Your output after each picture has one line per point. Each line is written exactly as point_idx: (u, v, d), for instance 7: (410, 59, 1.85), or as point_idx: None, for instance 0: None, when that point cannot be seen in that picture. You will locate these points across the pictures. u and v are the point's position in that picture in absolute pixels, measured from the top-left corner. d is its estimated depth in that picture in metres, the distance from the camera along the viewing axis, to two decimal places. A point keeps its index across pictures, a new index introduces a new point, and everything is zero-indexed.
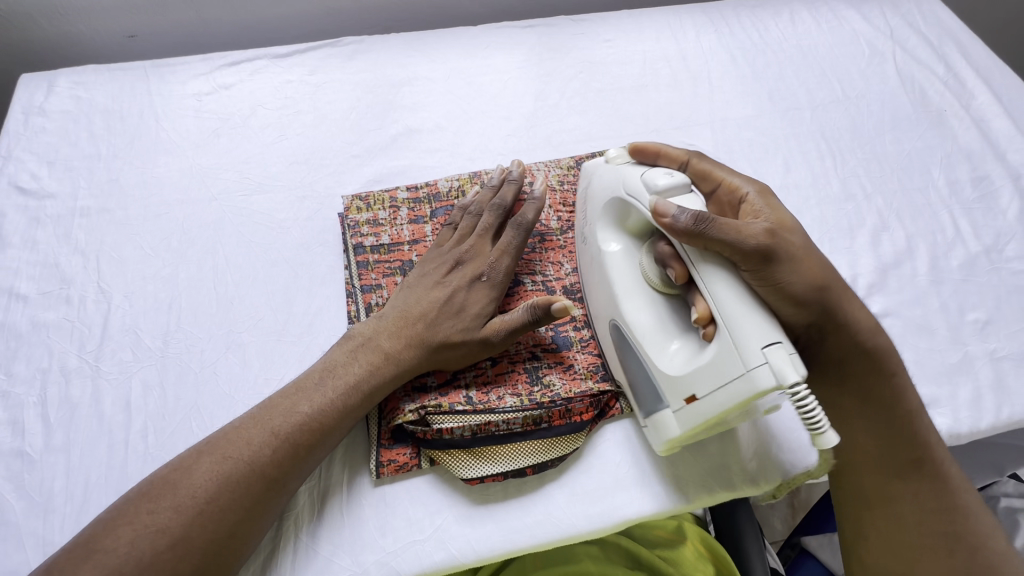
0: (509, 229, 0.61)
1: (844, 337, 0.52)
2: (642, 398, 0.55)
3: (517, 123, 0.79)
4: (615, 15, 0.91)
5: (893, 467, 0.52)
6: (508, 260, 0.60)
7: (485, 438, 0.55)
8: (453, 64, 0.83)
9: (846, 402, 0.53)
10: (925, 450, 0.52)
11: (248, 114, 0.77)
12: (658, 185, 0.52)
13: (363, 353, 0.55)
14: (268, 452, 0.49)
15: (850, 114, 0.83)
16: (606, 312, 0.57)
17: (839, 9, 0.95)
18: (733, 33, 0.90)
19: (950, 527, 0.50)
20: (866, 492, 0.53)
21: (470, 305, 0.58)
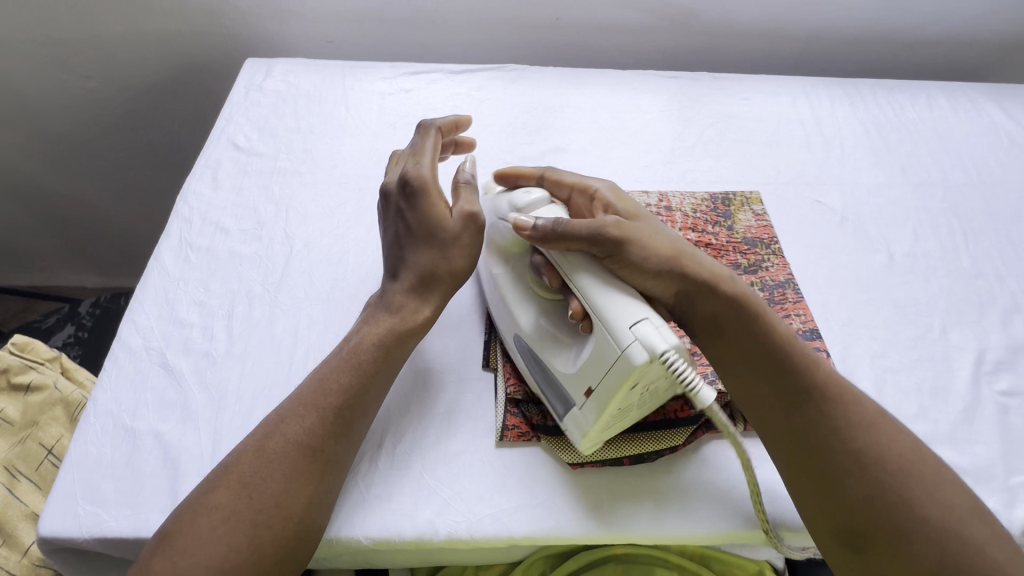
0: (416, 141, 0.66)
1: (709, 295, 0.54)
2: (556, 400, 0.56)
3: (654, 157, 0.85)
4: (754, 78, 0.98)
5: (792, 408, 0.51)
6: (425, 157, 0.64)
7: None
8: (602, 99, 0.92)
9: (732, 359, 0.54)
10: (812, 383, 0.51)
11: (421, 114, 0.89)
12: (520, 205, 0.58)
13: (375, 316, 0.59)
14: (299, 424, 0.51)
15: (986, 198, 0.84)
16: (509, 327, 0.61)
17: (978, 101, 0.97)
18: (867, 108, 0.95)
19: (862, 452, 0.47)
20: (795, 440, 0.50)
21: (422, 223, 0.60)
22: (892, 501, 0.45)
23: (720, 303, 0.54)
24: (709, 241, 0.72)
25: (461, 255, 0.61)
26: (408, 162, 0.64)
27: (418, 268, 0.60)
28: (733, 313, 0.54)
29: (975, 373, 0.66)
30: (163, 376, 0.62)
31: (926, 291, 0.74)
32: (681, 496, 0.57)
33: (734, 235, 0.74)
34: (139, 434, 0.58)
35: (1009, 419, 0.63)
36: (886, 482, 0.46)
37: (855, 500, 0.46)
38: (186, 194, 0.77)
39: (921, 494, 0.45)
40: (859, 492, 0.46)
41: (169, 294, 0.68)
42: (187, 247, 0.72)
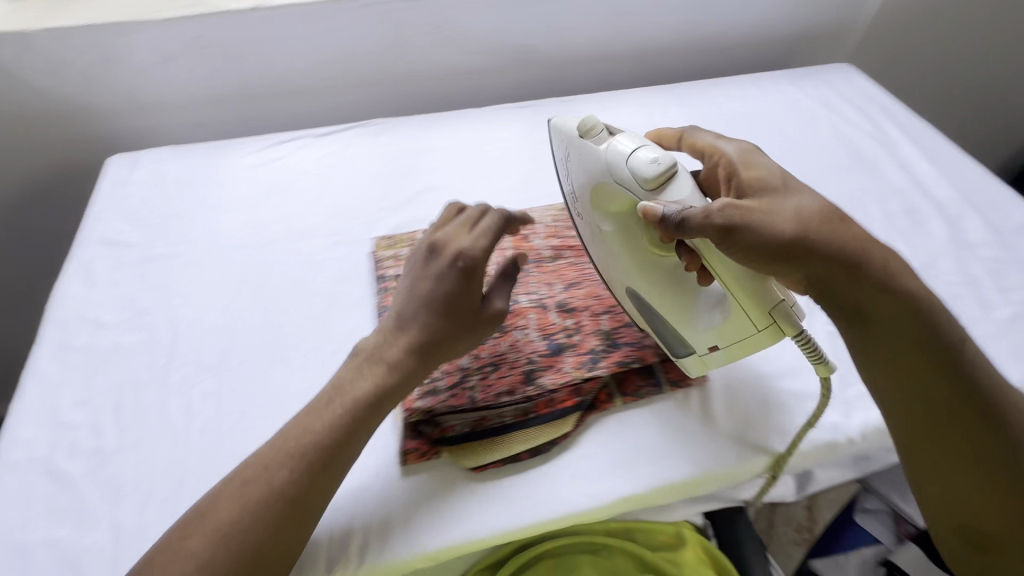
0: (489, 217, 0.67)
1: (855, 286, 0.56)
2: (666, 343, 0.65)
3: (516, 179, 0.94)
4: (594, 97, 1.11)
5: (952, 411, 0.53)
6: (481, 239, 0.65)
7: (483, 432, 0.63)
8: (462, 137, 1.01)
9: (891, 343, 0.55)
10: (975, 390, 0.53)
11: (293, 179, 0.93)
12: (649, 176, 0.55)
13: (368, 368, 0.61)
14: (286, 471, 0.54)
15: (796, 164, 0.99)
16: (620, 278, 0.66)
17: (779, 86, 1.15)
18: (692, 106, 1.09)
19: (1012, 461, 0.51)
20: (937, 434, 0.53)
21: (435, 299, 0.63)
22: None
23: (863, 282, 0.56)
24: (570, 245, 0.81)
25: (466, 339, 0.63)
26: (466, 233, 0.66)
27: (427, 342, 0.62)
28: (874, 283, 0.55)
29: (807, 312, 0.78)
30: (51, 484, 0.61)
31: None
32: (569, 478, 0.62)
33: None
34: (31, 547, 0.57)
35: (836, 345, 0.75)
36: None
37: (998, 510, 0.51)
38: (58, 297, 0.77)
39: None
40: (1010, 500, 0.50)
41: (49, 400, 0.67)
42: (66, 350, 0.72)
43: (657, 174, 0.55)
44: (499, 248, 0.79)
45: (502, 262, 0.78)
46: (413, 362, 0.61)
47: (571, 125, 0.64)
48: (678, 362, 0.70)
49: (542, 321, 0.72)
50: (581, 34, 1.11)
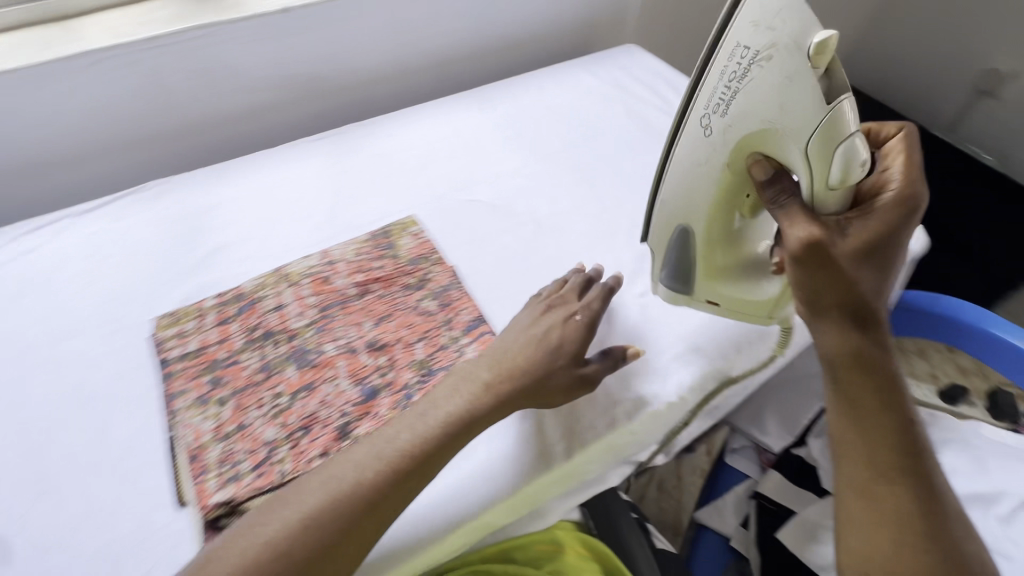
0: (593, 290, 0.73)
1: (847, 345, 0.60)
2: (664, 272, 0.76)
3: (319, 216, 0.89)
4: (397, 114, 1.08)
5: (880, 465, 0.59)
6: (596, 305, 0.72)
7: None
8: (256, 182, 0.94)
9: (863, 398, 0.61)
10: (909, 450, 0.59)
11: (52, 269, 0.81)
12: (838, 172, 0.57)
13: (465, 386, 0.62)
14: (367, 482, 0.55)
15: (597, 148, 1.02)
16: (676, 218, 0.72)
17: (574, 73, 1.19)
18: (495, 107, 1.10)
19: (927, 511, 0.57)
20: (868, 481, 0.59)
21: (574, 342, 0.67)
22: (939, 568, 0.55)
23: (846, 346, 0.61)
24: (377, 277, 0.77)
25: (562, 399, 0.65)
26: (581, 300, 0.72)
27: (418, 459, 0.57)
28: (851, 348, 0.60)
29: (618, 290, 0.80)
30: None
31: (570, 239, 0.87)
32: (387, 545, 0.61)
33: (399, 261, 0.79)
34: None
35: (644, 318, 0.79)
36: (938, 553, 0.56)
37: (918, 558, 0.56)
38: None
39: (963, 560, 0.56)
40: (924, 549, 0.56)
41: None
42: None
43: (838, 178, 0.58)
44: (298, 297, 0.74)
45: (303, 312, 0.73)
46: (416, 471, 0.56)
47: (797, 32, 0.54)
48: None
49: (352, 367, 0.68)
50: (368, 52, 1.07)
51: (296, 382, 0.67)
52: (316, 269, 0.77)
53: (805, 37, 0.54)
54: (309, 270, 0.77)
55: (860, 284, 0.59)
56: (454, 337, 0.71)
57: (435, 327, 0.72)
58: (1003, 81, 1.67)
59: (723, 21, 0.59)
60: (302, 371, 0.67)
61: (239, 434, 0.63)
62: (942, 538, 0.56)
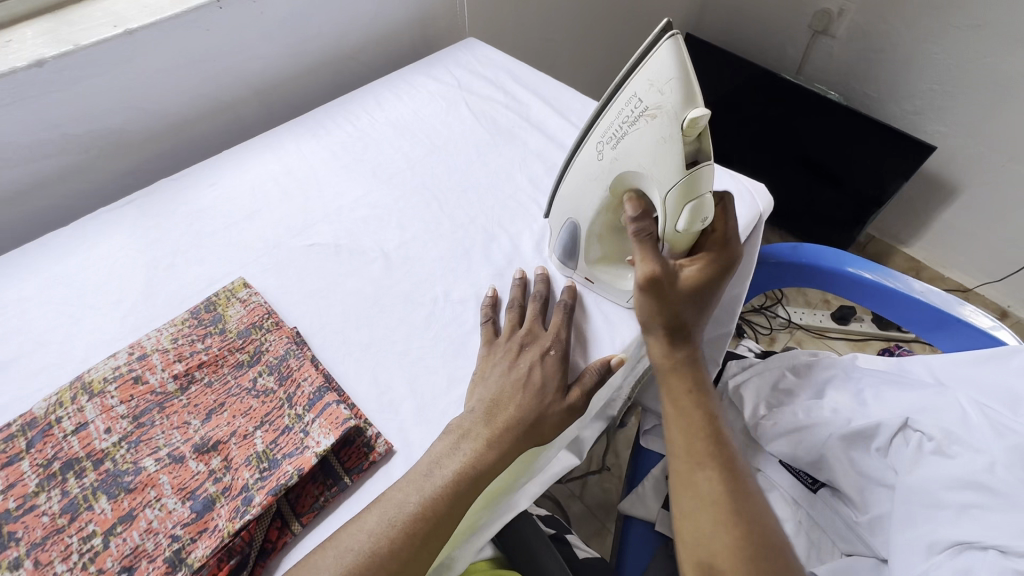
0: (557, 311, 0.73)
1: (668, 354, 0.69)
2: (560, 247, 0.75)
3: (132, 299, 0.77)
4: (217, 158, 0.96)
5: (699, 456, 0.64)
6: (563, 334, 0.70)
7: None
8: (49, 271, 0.79)
9: (685, 398, 0.68)
10: (724, 447, 0.65)
11: None
12: (682, 227, 0.57)
13: (465, 443, 0.60)
14: (382, 543, 0.54)
15: (444, 159, 0.96)
16: (567, 208, 0.70)
17: (413, 79, 1.11)
18: (330, 132, 1.00)
19: (741, 498, 0.61)
20: (691, 474, 0.63)
21: (552, 377, 0.66)
22: (756, 548, 0.57)
23: (668, 357, 0.69)
24: (201, 362, 0.67)
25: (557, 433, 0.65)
26: (550, 329, 0.71)
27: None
28: (671, 357, 0.69)
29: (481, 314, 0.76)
30: None
31: (424, 267, 0.80)
32: None
33: (227, 337, 0.70)
34: None
35: None
36: (752, 534, 0.58)
37: (737, 539, 0.58)
38: None
39: (778, 543, 0.58)
40: (740, 530, 0.58)
41: None
42: None
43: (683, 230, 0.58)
44: (104, 409, 0.63)
45: (112, 425, 0.62)
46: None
47: (680, 101, 0.50)
48: (354, 445, 0.62)
49: (179, 480, 0.58)
50: (166, 94, 0.93)
51: (111, 515, 0.56)
52: (125, 370, 0.66)
53: (686, 107, 0.50)
54: (116, 370, 0.66)
55: (681, 310, 0.67)
56: (298, 416, 0.62)
57: (275, 407, 0.63)
58: (832, 19, 1.77)
59: (629, 69, 0.55)
60: (117, 500, 0.57)
61: None
62: (754, 517, 0.59)
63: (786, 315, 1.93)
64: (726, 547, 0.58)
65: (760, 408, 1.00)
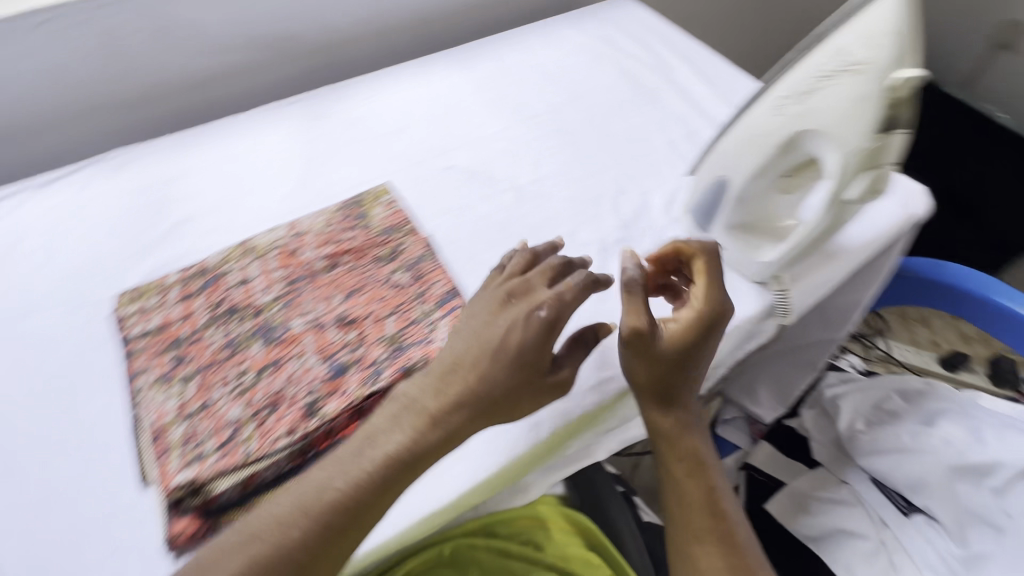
0: (574, 271, 0.59)
1: (663, 422, 0.63)
2: (698, 206, 0.74)
3: (289, 186, 0.85)
4: (372, 75, 1.02)
5: (701, 530, 0.61)
6: (569, 299, 0.57)
7: (259, 488, 0.56)
8: (224, 149, 0.89)
9: (681, 469, 0.63)
10: (721, 512, 0.62)
11: (15, 245, 0.78)
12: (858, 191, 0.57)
13: (404, 418, 0.53)
14: (336, 494, 0.49)
15: (583, 108, 0.97)
16: (717, 166, 0.69)
17: (562, 28, 1.11)
18: (477, 66, 1.03)
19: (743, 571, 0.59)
20: (692, 546, 0.61)
21: (524, 351, 0.54)
22: None
23: (663, 427, 0.63)
24: (348, 248, 0.73)
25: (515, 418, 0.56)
26: (537, 293, 0.58)
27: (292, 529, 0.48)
28: (670, 426, 0.63)
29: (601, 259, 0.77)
30: None
31: (552, 207, 0.83)
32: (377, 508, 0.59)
33: (371, 232, 0.76)
34: None
35: None
36: None
37: None
38: None
39: None
40: None
41: None
42: None
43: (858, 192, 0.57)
44: (264, 271, 0.71)
45: (270, 286, 0.70)
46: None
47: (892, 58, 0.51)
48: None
49: (320, 343, 0.65)
50: (340, 9, 1.00)
51: (263, 359, 0.64)
52: (285, 242, 0.73)
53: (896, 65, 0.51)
54: (277, 241, 0.74)
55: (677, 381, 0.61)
56: (428, 311, 0.67)
57: (407, 301, 0.68)
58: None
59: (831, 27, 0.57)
60: (268, 348, 0.65)
61: (205, 413, 0.61)
62: None
63: (886, 348, 1.80)
64: None
65: (857, 422, 0.93)
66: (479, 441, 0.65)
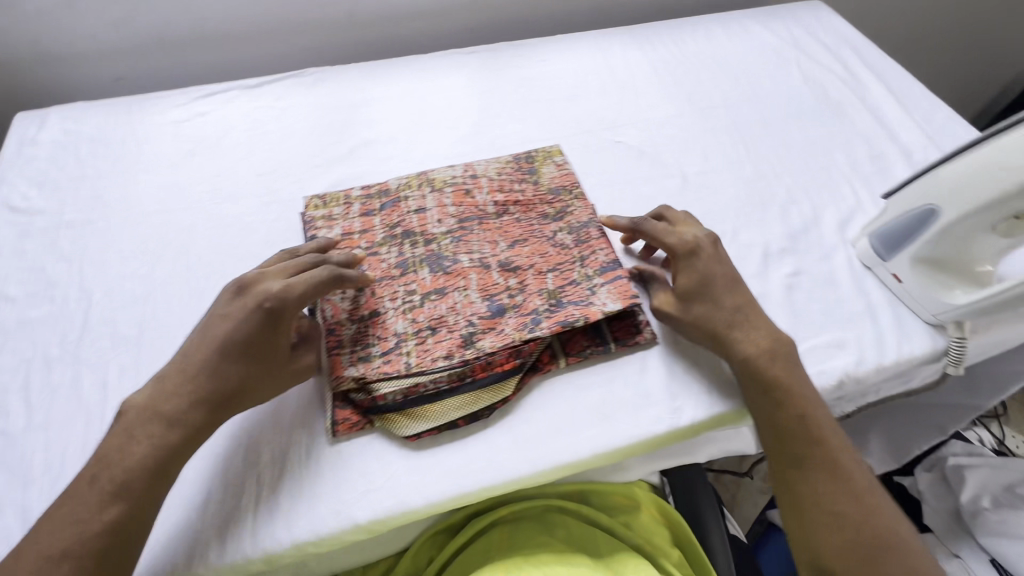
0: (320, 270, 0.62)
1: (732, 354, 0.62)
2: (887, 230, 0.70)
3: (463, 131, 0.88)
4: (551, 40, 1.03)
5: (795, 459, 0.57)
6: (297, 295, 0.59)
7: (416, 398, 0.60)
8: (406, 86, 0.94)
9: (763, 400, 0.60)
10: (823, 442, 0.57)
11: (220, 135, 0.86)
12: None
13: (161, 405, 0.54)
14: (157, 425, 0.54)
15: (761, 109, 0.93)
16: (928, 193, 0.64)
17: (748, 25, 1.07)
18: (655, 48, 1.02)
19: (848, 497, 0.54)
20: (789, 473, 0.57)
21: (206, 346, 0.57)
22: (865, 553, 0.52)
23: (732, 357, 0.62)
24: (517, 200, 0.76)
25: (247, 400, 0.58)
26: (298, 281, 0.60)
27: (238, 351, 0.57)
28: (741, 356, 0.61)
29: (763, 263, 0.74)
30: None
31: (717, 202, 0.81)
32: (507, 445, 0.60)
33: (540, 189, 0.78)
34: None
35: (793, 296, 0.72)
36: (860, 538, 0.53)
37: (844, 545, 0.53)
38: None
39: (894, 551, 0.52)
40: (846, 534, 0.53)
41: None
42: None
43: None
44: (439, 204, 0.74)
45: (443, 218, 0.73)
46: (202, 421, 0.55)
47: None
48: (625, 321, 0.67)
49: (484, 282, 0.68)
50: None
51: (429, 284, 0.68)
52: (461, 182, 0.77)
53: None
54: (453, 179, 0.77)
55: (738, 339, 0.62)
56: (588, 275, 0.68)
57: (569, 261, 0.70)
58: None
59: None
60: (435, 275, 0.68)
61: (373, 321, 0.65)
62: (862, 519, 0.53)
63: None
64: (835, 561, 0.52)
65: (984, 498, 0.87)
66: (600, 400, 0.63)
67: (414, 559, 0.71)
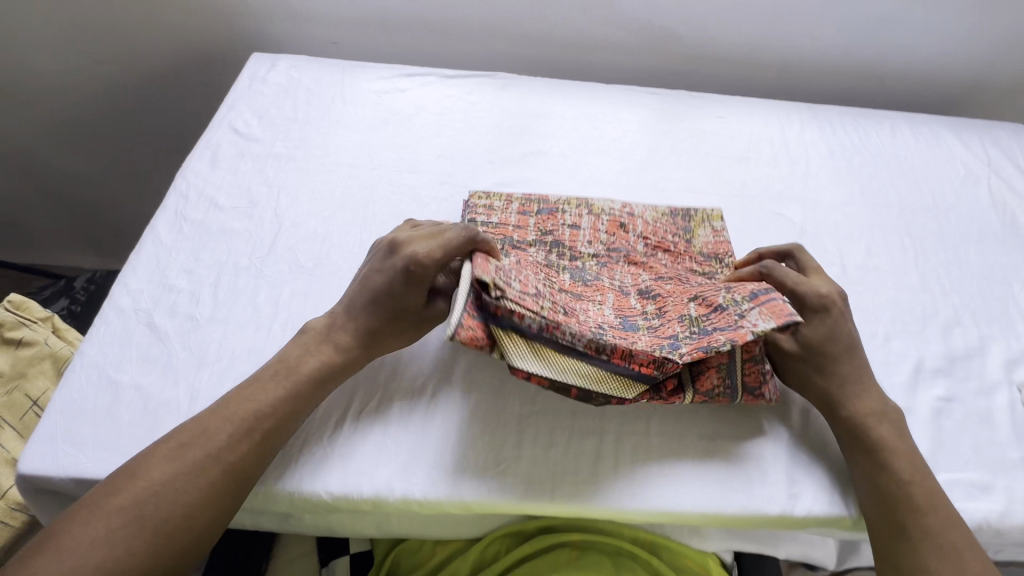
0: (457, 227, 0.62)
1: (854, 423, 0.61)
2: None
3: (629, 164, 0.91)
4: (731, 99, 1.04)
5: (895, 528, 0.56)
6: (437, 251, 0.61)
7: (547, 338, 0.58)
8: (585, 109, 0.98)
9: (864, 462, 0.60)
10: (928, 518, 0.56)
11: (413, 113, 0.95)
12: None
13: (322, 344, 0.62)
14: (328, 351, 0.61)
15: (938, 220, 0.89)
16: None
17: (939, 131, 1.03)
18: (835, 131, 1.00)
19: None
20: (888, 543, 0.56)
21: (363, 297, 0.63)
22: None
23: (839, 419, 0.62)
24: (667, 247, 0.77)
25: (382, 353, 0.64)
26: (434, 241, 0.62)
27: (384, 298, 0.62)
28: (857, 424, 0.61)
29: (913, 378, 0.71)
30: (148, 335, 0.66)
31: (874, 300, 0.78)
32: (616, 475, 0.61)
33: (691, 248, 0.78)
34: (122, 385, 0.62)
35: (941, 421, 0.67)
36: None
37: None
38: (186, 171, 0.82)
39: None
40: None
41: (161, 262, 0.72)
42: (182, 220, 0.77)
43: None
44: (593, 228, 0.77)
45: (592, 241, 0.76)
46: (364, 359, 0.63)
47: None
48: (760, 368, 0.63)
49: (620, 302, 0.68)
50: (734, 31, 1.04)
51: (568, 286, 0.68)
52: (617, 215, 0.79)
53: None
54: (611, 209, 0.80)
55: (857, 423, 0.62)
56: (736, 301, 0.64)
57: (714, 293, 0.67)
58: None
59: None
60: (575, 282, 0.70)
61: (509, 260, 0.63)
62: None
63: None
64: None
65: None
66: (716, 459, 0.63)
67: (480, 554, 0.72)
